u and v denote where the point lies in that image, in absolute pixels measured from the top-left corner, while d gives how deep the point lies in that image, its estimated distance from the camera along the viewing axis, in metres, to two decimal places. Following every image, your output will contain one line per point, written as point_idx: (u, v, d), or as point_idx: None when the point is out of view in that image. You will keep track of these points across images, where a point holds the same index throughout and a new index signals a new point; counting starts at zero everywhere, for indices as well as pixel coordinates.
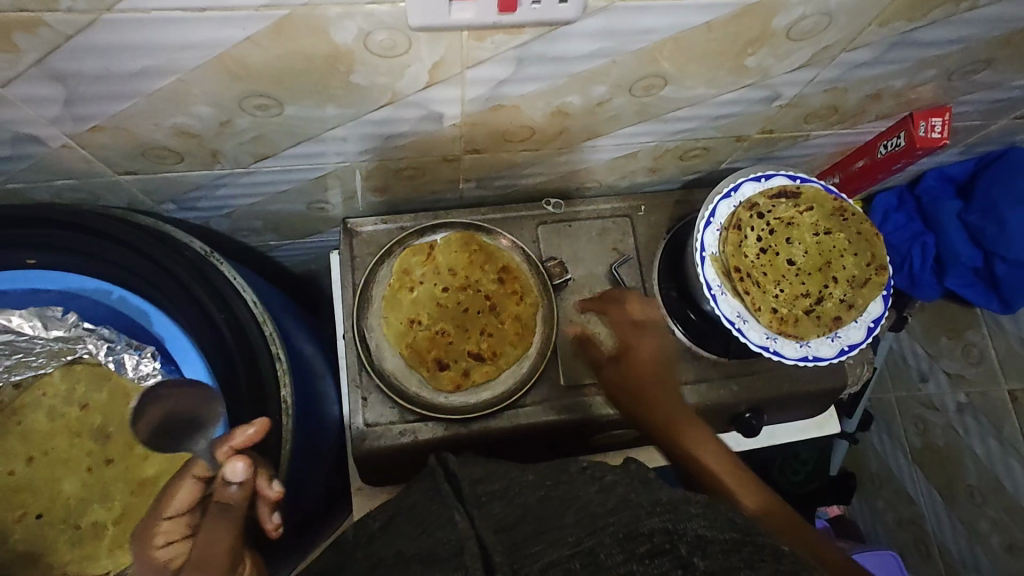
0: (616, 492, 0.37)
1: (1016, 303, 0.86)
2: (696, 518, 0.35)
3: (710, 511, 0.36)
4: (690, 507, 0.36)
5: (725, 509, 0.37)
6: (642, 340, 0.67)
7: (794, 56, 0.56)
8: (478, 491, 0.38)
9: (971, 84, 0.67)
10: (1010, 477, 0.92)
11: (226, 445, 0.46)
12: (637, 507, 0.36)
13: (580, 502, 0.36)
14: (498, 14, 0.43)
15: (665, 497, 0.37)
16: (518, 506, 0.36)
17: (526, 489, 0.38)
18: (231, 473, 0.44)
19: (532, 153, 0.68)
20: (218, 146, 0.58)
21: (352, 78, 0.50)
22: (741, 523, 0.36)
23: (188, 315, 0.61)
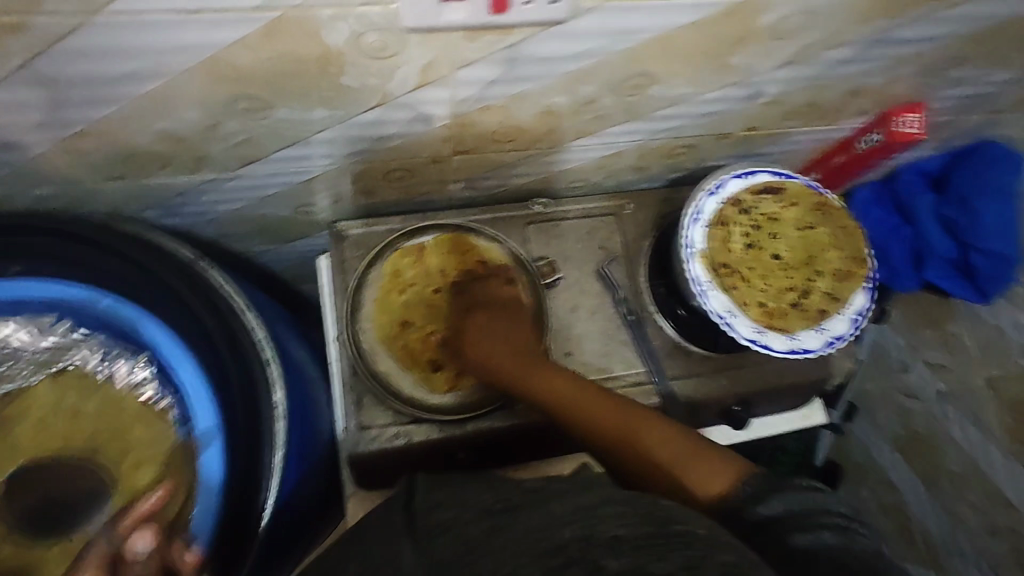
0: (545, 510, 0.41)
1: (992, 292, 0.89)
2: (615, 524, 0.38)
3: (628, 511, 0.40)
4: (609, 510, 0.40)
5: (644, 505, 0.40)
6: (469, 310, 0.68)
7: (776, 55, 0.57)
8: (432, 521, 0.42)
9: (945, 81, 0.69)
10: (988, 462, 0.95)
11: (131, 521, 0.55)
12: (559, 523, 0.39)
13: (516, 525, 0.40)
14: (490, 15, 0.44)
15: (588, 503, 0.41)
16: (465, 533, 0.40)
17: (472, 515, 0.42)
18: (139, 545, 0.52)
19: (521, 153, 0.69)
20: (205, 150, 0.58)
21: (342, 79, 0.50)
22: (658, 515, 0.39)
23: (179, 322, 0.61)
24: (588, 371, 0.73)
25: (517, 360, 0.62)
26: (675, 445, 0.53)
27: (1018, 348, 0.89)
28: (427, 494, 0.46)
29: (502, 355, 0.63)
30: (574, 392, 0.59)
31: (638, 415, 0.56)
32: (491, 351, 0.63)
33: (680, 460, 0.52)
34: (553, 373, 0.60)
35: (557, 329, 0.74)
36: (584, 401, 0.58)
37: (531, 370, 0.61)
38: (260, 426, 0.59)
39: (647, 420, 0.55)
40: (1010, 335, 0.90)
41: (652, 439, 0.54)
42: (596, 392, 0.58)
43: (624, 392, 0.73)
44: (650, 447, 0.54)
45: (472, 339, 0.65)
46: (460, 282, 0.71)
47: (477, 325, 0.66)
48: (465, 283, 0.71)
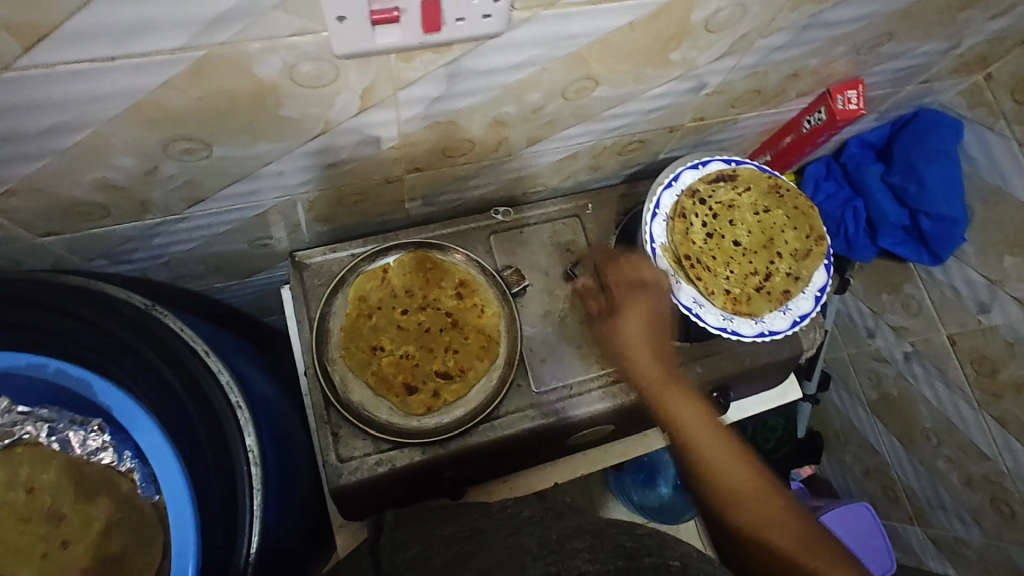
0: (514, 539, 0.45)
1: (944, 255, 0.92)
2: (582, 552, 0.44)
3: (596, 544, 0.45)
4: (576, 542, 0.45)
5: (614, 538, 0.46)
6: (645, 297, 0.66)
7: (715, 47, 0.58)
8: (397, 559, 0.44)
9: (878, 56, 0.71)
10: (959, 416, 0.98)
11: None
12: (525, 554, 0.43)
13: (485, 550, 0.44)
14: (424, 35, 0.43)
15: (555, 536, 0.46)
16: (430, 566, 0.42)
17: (441, 547, 0.44)
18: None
19: (475, 166, 0.68)
20: (147, 195, 0.56)
21: (281, 111, 0.49)
22: (628, 546, 0.45)
23: (136, 378, 0.58)
24: (566, 375, 0.73)
25: (681, 409, 0.63)
26: (787, 533, 0.57)
27: (974, 304, 0.92)
28: (394, 533, 0.47)
29: (700, 407, 0.64)
30: (701, 458, 0.61)
31: (759, 492, 0.60)
32: (699, 401, 0.64)
33: (790, 556, 0.55)
34: (711, 433, 0.62)
35: (530, 336, 0.74)
36: (710, 467, 0.61)
37: (698, 423, 0.62)
38: (233, 473, 0.56)
39: (766, 502, 0.59)
40: (963, 294, 0.93)
41: (758, 521, 0.58)
42: (729, 459, 0.61)
43: (602, 392, 0.72)
44: (760, 534, 0.57)
45: (666, 353, 0.66)
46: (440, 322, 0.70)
47: (659, 344, 0.66)
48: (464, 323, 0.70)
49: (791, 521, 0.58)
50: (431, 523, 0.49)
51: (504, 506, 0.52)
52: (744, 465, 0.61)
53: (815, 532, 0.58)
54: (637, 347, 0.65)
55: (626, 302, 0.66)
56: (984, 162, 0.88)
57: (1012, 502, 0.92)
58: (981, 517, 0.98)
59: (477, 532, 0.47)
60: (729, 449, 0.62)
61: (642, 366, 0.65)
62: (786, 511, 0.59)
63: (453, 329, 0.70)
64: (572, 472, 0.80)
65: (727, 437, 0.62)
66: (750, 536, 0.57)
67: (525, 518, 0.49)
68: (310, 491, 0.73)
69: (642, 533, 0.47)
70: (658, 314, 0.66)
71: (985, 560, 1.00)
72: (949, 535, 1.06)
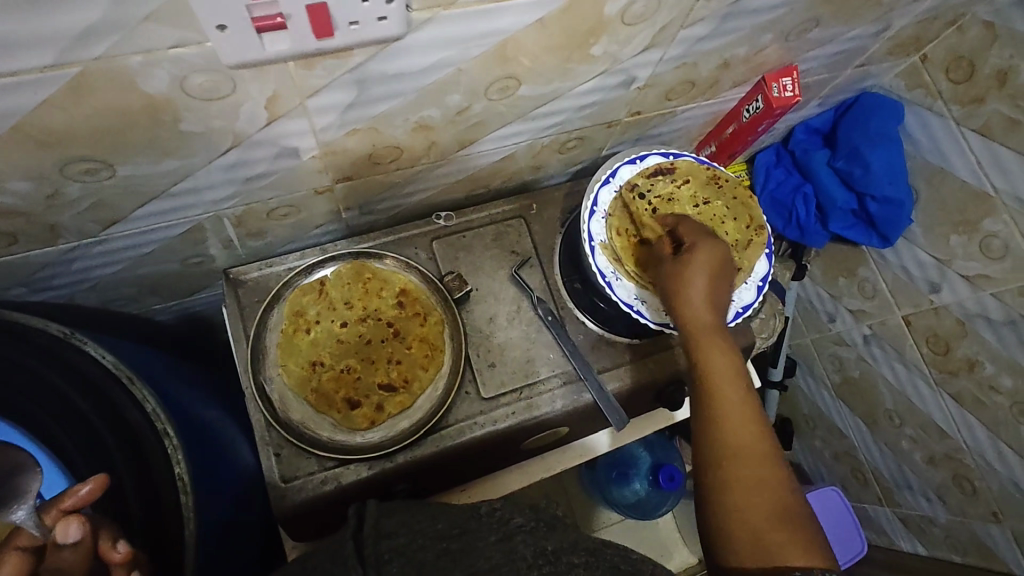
0: (508, 545, 0.42)
1: (893, 236, 0.92)
2: (578, 568, 0.41)
3: (592, 561, 0.42)
4: (572, 558, 0.42)
5: (611, 557, 0.43)
6: (712, 248, 0.63)
7: (636, 39, 0.57)
8: (383, 548, 0.41)
9: (808, 42, 0.71)
10: (918, 396, 0.97)
11: (59, 507, 0.44)
12: (520, 561, 0.40)
13: (477, 552, 0.41)
14: (317, 41, 0.41)
15: (552, 546, 0.43)
16: (417, 560, 0.40)
17: (429, 541, 0.42)
18: (63, 536, 0.42)
19: (408, 171, 0.67)
20: (55, 219, 0.54)
21: (181, 126, 0.47)
22: (625, 569, 0.42)
23: (33, 403, 0.53)
24: (515, 380, 0.72)
25: (714, 351, 0.59)
26: (771, 505, 0.53)
27: (925, 285, 0.91)
28: (378, 522, 0.43)
29: (734, 357, 0.59)
30: (721, 404, 0.57)
31: (761, 459, 0.55)
32: (731, 350, 0.60)
33: (763, 528, 0.52)
34: (737, 385, 0.58)
35: (476, 342, 0.73)
36: (725, 417, 0.57)
37: (725, 369, 0.58)
38: (160, 504, 0.54)
39: (767, 471, 0.54)
40: (914, 275, 0.93)
41: (751, 487, 0.54)
42: (745, 417, 0.57)
43: (553, 394, 0.71)
44: (740, 496, 0.53)
45: (722, 301, 0.62)
46: (387, 335, 0.68)
47: (715, 288, 0.61)
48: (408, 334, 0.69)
49: (782, 497, 0.53)
50: (419, 516, 0.46)
51: (494, 505, 0.48)
52: (757, 427, 0.56)
53: (800, 517, 0.53)
54: (701, 287, 0.61)
55: (697, 244, 0.63)
56: (925, 142, 0.89)
57: (973, 478, 0.92)
58: (945, 495, 0.98)
59: (467, 531, 0.44)
60: (749, 409, 0.57)
61: (698, 307, 0.60)
62: (783, 487, 0.54)
63: (398, 342, 0.68)
64: (529, 479, 0.80)
65: (750, 395, 0.58)
66: (730, 496, 0.54)
67: (511, 518, 0.46)
68: (256, 514, 0.71)
69: (640, 558, 0.44)
70: (721, 266, 0.62)
71: (952, 537, 1.00)
72: (917, 514, 1.06)
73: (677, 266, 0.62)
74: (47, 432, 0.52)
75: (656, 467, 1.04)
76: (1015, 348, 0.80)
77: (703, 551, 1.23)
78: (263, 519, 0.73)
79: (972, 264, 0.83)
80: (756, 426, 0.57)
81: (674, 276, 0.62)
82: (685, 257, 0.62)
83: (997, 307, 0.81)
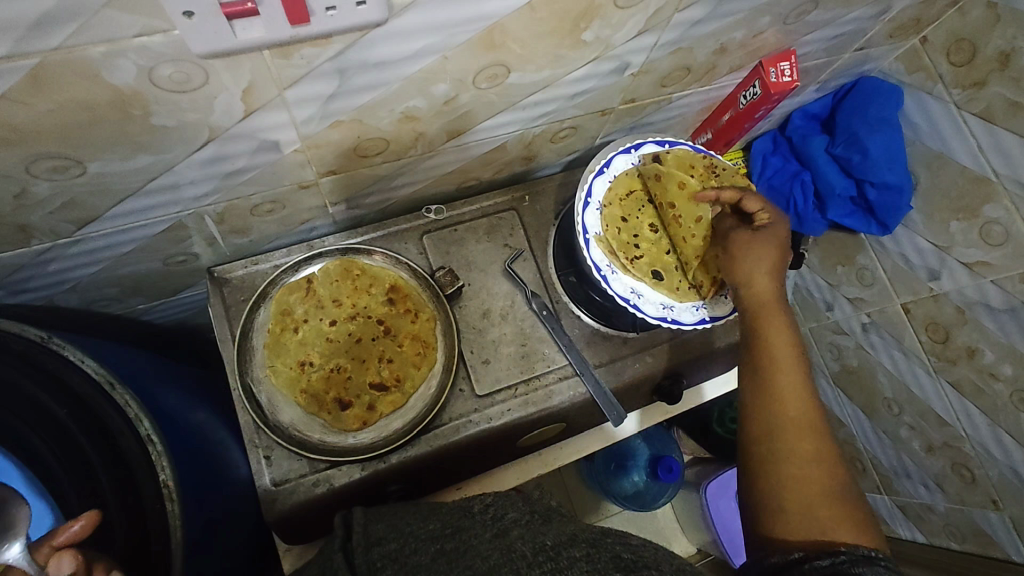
0: (504, 542, 0.41)
1: (893, 224, 0.91)
2: (580, 561, 0.38)
3: (595, 553, 0.39)
4: (573, 551, 0.39)
5: (612, 547, 0.40)
6: (780, 230, 0.64)
7: (629, 23, 0.55)
8: (374, 556, 0.42)
9: (807, 25, 0.69)
10: (917, 384, 0.96)
11: (51, 545, 0.45)
12: (520, 560, 0.38)
13: (471, 550, 0.40)
14: (291, 28, 0.39)
15: (550, 542, 0.40)
16: (410, 563, 0.40)
17: (421, 544, 0.42)
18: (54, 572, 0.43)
19: (395, 163, 0.65)
20: (25, 219, 0.52)
21: (152, 120, 0.44)
22: (626, 558, 0.39)
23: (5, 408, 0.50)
24: (512, 375, 0.70)
25: (775, 325, 0.60)
26: (822, 481, 0.53)
27: (925, 272, 0.90)
28: (366, 531, 0.45)
29: (792, 336, 0.60)
30: (777, 377, 0.57)
31: (815, 435, 0.55)
32: (789, 329, 0.60)
33: (814, 502, 0.52)
34: (794, 360, 0.58)
35: (469, 338, 0.71)
36: (782, 390, 0.56)
37: (785, 345, 0.59)
38: (142, 510, 0.52)
39: (819, 449, 0.54)
40: (914, 262, 0.91)
41: (804, 460, 0.54)
42: (803, 393, 0.57)
43: (550, 390, 0.69)
44: (795, 466, 0.53)
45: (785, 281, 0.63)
46: (378, 332, 0.67)
47: (778, 268, 0.62)
48: (399, 332, 0.67)
49: (834, 475, 0.53)
50: (409, 521, 0.47)
51: (488, 504, 0.47)
52: (814, 404, 0.56)
53: (849, 496, 0.53)
54: (765, 265, 0.62)
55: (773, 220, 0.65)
56: (925, 126, 0.87)
57: (972, 466, 0.91)
58: (943, 483, 0.97)
59: (459, 530, 0.44)
60: (804, 386, 0.57)
61: (760, 280, 0.61)
62: (834, 465, 0.54)
63: (388, 340, 0.66)
64: (527, 475, 0.79)
65: (806, 373, 0.58)
66: (783, 465, 0.54)
67: (506, 516, 0.45)
68: (247, 515, 0.69)
69: (640, 544, 0.42)
70: (784, 250, 0.63)
71: (950, 525, 0.99)
72: (916, 502, 1.05)
73: (741, 244, 0.63)
74: (33, 454, 0.50)
75: (655, 459, 1.03)
76: (1016, 336, 0.78)
77: (701, 541, 1.22)
78: (257, 522, 0.72)
79: (973, 250, 0.82)
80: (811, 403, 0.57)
81: (746, 245, 0.63)
82: (760, 231, 0.64)
83: (998, 294, 0.79)
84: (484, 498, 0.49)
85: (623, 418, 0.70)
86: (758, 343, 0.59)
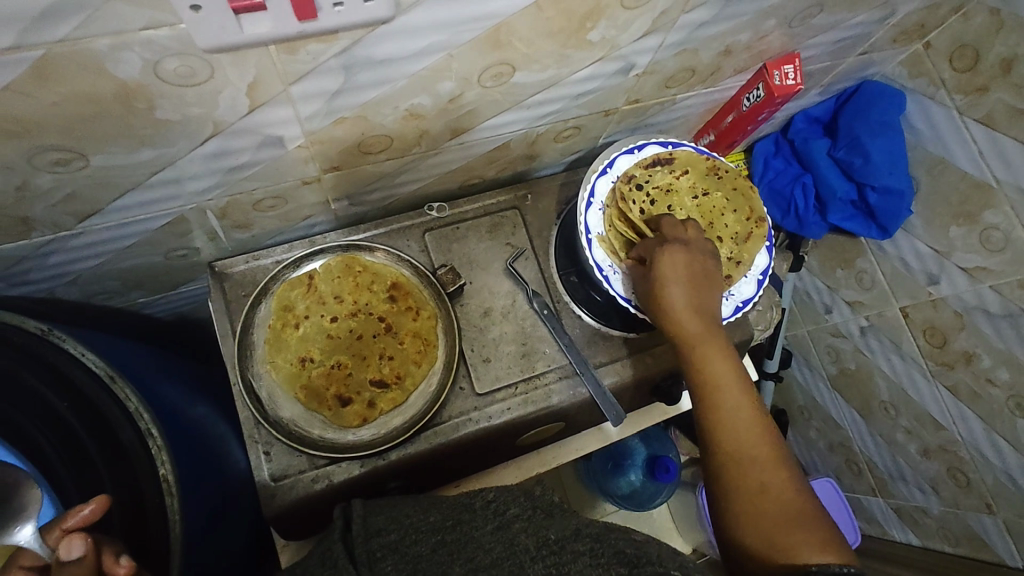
0: (508, 538, 0.41)
1: (892, 228, 0.91)
2: (582, 556, 0.39)
3: (597, 548, 0.40)
4: (575, 545, 0.40)
5: (615, 543, 0.40)
6: (690, 253, 0.62)
7: (635, 25, 0.55)
8: (373, 546, 0.42)
9: (812, 28, 0.69)
10: (914, 387, 0.97)
11: (62, 528, 0.43)
12: (522, 554, 0.40)
13: (474, 543, 0.41)
14: (299, 23, 0.39)
15: (554, 536, 0.41)
16: (411, 554, 0.41)
17: (422, 535, 0.43)
18: (65, 555, 0.41)
19: (398, 160, 0.65)
20: (27, 212, 0.51)
21: (157, 114, 0.44)
22: (629, 554, 0.39)
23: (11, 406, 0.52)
24: (510, 374, 0.70)
25: (710, 355, 0.58)
26: (781, 507, 0.51)
27: (924, 277, 0.90)
28: (366, 522, 0.44)
29: (733, 360, 0.58)
30: (719, 409, 0.56)
31: (767, 461, 0.53)
32: (728, 354, 0.58)
33: (773, 531, 0.49)
34: (737, 386, 0.56)
35: (470, 336, 0.71)
36: (726, 421, 0.55)
37: (723, 375, 0.57)
38: (145, 504, 0.52)
39: (774, 474, 0.52)
40: (914, 266, 0.91)
41: (757, 487, 0.52)
42: (747, 421, 0.55)
43: (549, 389, 0.69)
44: (748, 500, 0.52)
45: (710, 305, 0.60)
46: (377, 329, 0.67)
47: (697, 295, 0.60)
48: (397, 329, 0.67)
49: (791, 498, 0.51)
50: (408, 512, 0.47)
51: (488, 499, 0.47)
52: (760, 430, 0.55)
53: (813, 516, 0.51)
54: (680, 298, 0.59)
55: (665, 254, 0.61)
56: (927, 131, 0.87)
57: (967, 471, 0.91)
58: (939, 486, 0.98)
59: (459, 522, 0.44)
60: (746, 413, 0.55)
61: (681, 316, 0.59)
62: (791, 486, 0.52)
63: (386, 337, 0.67)
64: (525, 474, 0.78)
65: (751, 397, 0.56)
66: (737, 500, 0.52)
67: (505, 511, 0.45)
68: (245, 510, 0.69)
69: (643, 540, 0.42)
70: (699, 271, 0.61)
71: (945, 528, 1.00)
72: (911, 505, 1.06)
73: (653, 282, 0.61)
74: (36, 448, 0.51)
75: (653, 459, 1.03)
76: (1013, 341, 0.79)
77: (696, 541, 1.23)
78: (254, 518, 0.72)
79: (972, 256, 0.82)
80: (759, 427, 0.55)
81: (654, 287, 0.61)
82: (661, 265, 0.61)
83: (996, 299, 0.80)
84: (485, 494, 0.48)
85: (622, 417, 0.70)
86: (695, 377, 0.58)
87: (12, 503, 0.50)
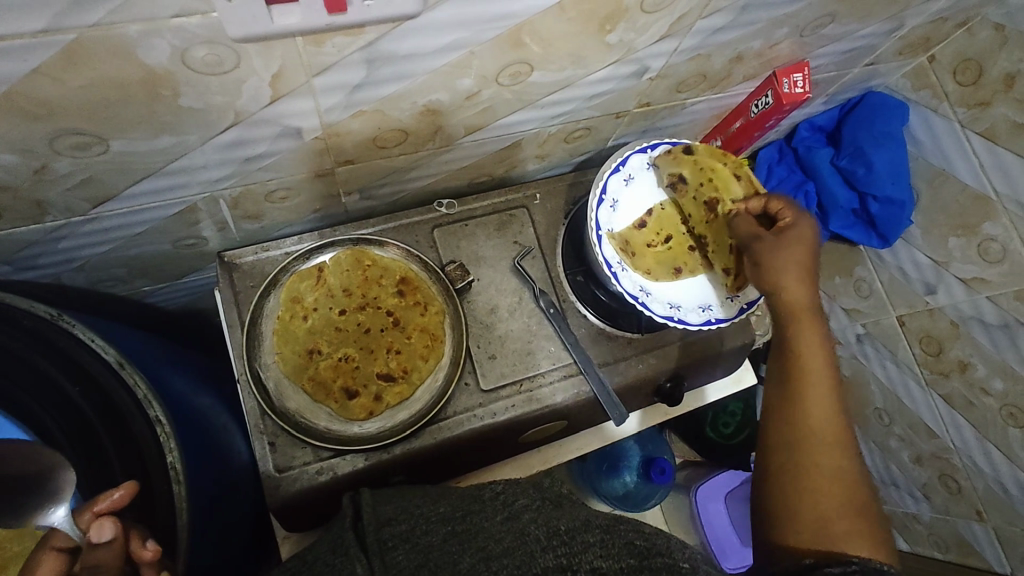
0: (518, 526, 0.42)
1: (892, 237, 0.93)
2: (594, 546, 0.39)
3: (609, 539, 0.40)
4: (587, 536, 0.40)
5: (625, 534, 0.41)
6: (813, 234, 0.60)
7: (652, 28, 0.56)
8: (385, 535, 0.42)
9: (822, 38, 0.71)
10: (908, 395, 0.98)
11: (94, 510, 0.46)
12: (534, 544, 0.39)
13: (484, 532, 0.41)
14: (328, 16, 0.39)
15: (564, 527, 0.41)
16: (422, 542, 0.41)
17: (433, 525, 0.43)
18: (96, 536, 0.44)
19: (411, 155, 0.65)
20: (41, 195, 0.51)
21: (179, 101, 0.44)
22: (640, 545, 0.40)
23: (23, 386, 0.52)
24: (516, 370, 0.70)
25: (807, 335, 0.58)
26: (842, 496, 0.53)
27: (922, 286, 0.91)
28: (375, 511, 0.46)
29: (827, 346, 0.59)
30: (806, 388, 0.57)
31: (839, 450, 0.55)
32: (823, 340, 0.59)
33: (832, 517, 0.52)
34: (826, 373, 0.58)
35: (476, 332, 0.71)
36: (808, 404, 0.56)
37: (816, 359, 0.58)
38: (150, 493, 0.52)
39: (845, 465, 0.54)
40: (911, 276, 0.93)
41: (826, 472, 0.54)
42: (829, 407, 0.56)
43: (553, 387, 0.70)
44: (814, 481, 0.54)
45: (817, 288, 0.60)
46: (389, 322, 0.67)
47: (810, 275, 0.60)
48: (408, 321, 0.67)
49: (854, 491, 0.54)
50: (419, 503, 0.48)
51: (499, 490, 0.48)
52: (838, 419, 0.56)
53: (868, 515, 0.53)
54: (795, 274, 0.59)
55: (797, 225, 0.60)
56: (928, 143, 0.89)
57: (958, 478, 0.93)
58: (930, 493, 0.99)
59: (469, 513, 0.45)
60: (831, 399, 0.57)
61: (792, 289, 0.59)
62: (855, 479, 0.54)
63: (398, 329, 0.67)
64: (525, 471, 0.79)
65: (836, 387, 0.57)
66: (803, 478, 0.54)
67: (514, 500, 0.46)
68: (248, 501, 0.69)
69: (653, 532, 0.43)
70: (815, 256, 0.60)
71: (935, 534, 1.01)
72: (902, 511, 1.07)
73: (775, 249, 0.59)
74: (43, 428, 0.51)
75: (649, 460, 1.03)
76: (1008, 352, 0.80)
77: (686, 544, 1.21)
78: (255, 509, 0.72)
79: (970, 267, 0.84)
80: (837, 418, 0.56)
81: (773, 253, 0.59)
82: (786, 235, 0.60)
83: (992, 310, 0.81)
84: (496, 486, 0.49)
85: (624, 417, 0.71)
86: (788, 349, 0.59)
87: (47, 484, 0.48)
